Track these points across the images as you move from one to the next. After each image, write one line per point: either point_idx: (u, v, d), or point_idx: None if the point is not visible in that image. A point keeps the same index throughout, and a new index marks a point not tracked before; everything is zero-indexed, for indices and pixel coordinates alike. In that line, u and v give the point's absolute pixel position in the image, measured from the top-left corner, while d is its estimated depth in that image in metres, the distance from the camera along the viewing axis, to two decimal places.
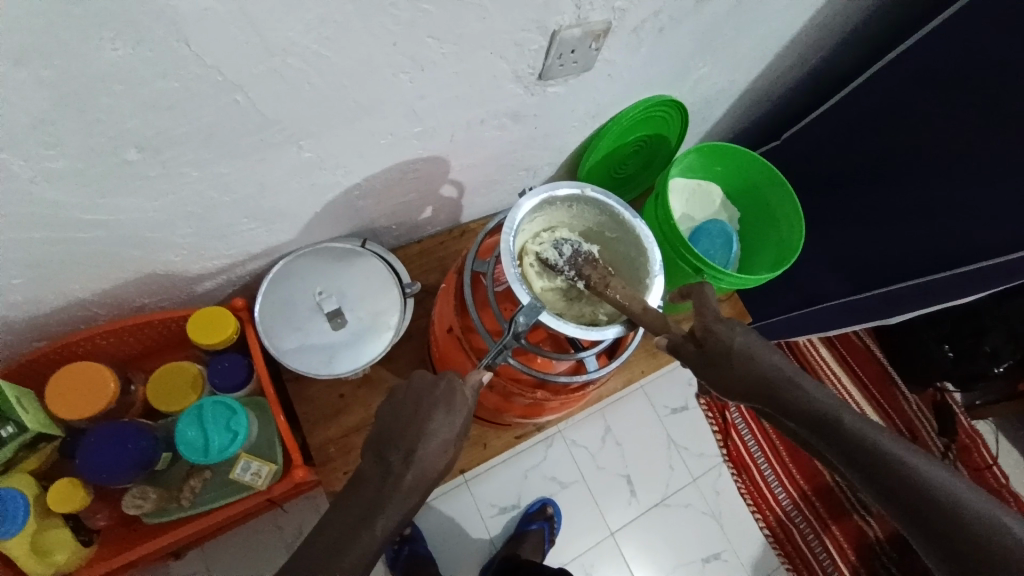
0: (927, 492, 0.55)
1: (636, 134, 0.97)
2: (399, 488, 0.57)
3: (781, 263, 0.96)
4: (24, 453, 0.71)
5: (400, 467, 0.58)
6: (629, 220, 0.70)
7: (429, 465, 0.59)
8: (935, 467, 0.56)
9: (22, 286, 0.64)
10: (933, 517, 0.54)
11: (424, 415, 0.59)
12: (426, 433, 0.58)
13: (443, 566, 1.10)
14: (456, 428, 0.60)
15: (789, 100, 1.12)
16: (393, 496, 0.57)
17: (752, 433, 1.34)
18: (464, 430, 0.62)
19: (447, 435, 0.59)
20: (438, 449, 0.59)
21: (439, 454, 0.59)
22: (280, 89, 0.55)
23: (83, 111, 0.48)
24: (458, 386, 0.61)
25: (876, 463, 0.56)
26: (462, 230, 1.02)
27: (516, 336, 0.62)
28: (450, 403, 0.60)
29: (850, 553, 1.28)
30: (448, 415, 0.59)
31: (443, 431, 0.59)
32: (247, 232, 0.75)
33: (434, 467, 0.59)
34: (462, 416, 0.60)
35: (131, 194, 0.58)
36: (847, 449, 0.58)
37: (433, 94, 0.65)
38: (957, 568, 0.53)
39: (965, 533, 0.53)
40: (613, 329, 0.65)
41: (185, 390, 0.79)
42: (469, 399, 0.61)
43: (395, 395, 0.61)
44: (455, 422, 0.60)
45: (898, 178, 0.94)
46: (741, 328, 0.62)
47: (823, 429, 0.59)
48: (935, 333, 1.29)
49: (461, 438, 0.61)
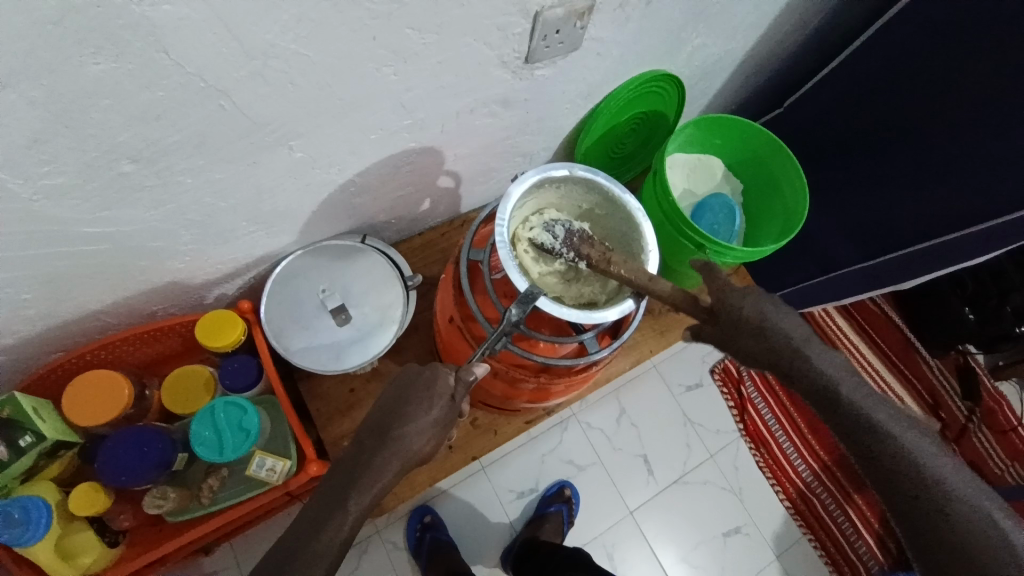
0: (906, 460, 0.59)
1: (631, 111, 0.95)
2: (371, 468, 0.59)
3: (787, 232, 0.93)
4: (44, 461, 0.74)
5: (377, 448, 0.60)
6: (619, 196, 0.68)
7: (409, 448, 0.60)
8: (915, 437, 0.60)
9: (35, 301, 0.66)
10: (905, 484, 0.59)
11: (405, 407, 0.60)
12: (403, 417, 0.60)
13: (465, 551, 1.13)
14: (436, 413, 0.61)
15: (790, 65, 1.09)
16: (364, 472, 0.59)
17: (770, 407, 1.33)
18: (448, 418, 0.62)
19: (426, 421, 0.60)
20: (418, 434, 0.60)
21: (420, 437, 0.60)
22: (264, 91, 0.55)
23: (74, 128, 0.49)
24: (441, 373, 0.63)
25: (867, 433, 0.61)
26: (463, 220, 1.02)
27: (514, 325, 0.61)
28: (430, 390, 0.61)
29: (874, 523, 1.27)
30: (426, 402, 0.61)
31: (424, 416, 0.60)
32: (247, 235, 0.76)
33: (411, 451, 0.60)
34: (440, 403, 0.61)
35: (130, 205, 0.60)
36: (843, 419, 0.62)
37: (419, 85, 0.65)
38: (918, 527, 0.59)
39: (929, 499, 0.58)
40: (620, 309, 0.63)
41: (200, 392, 0.81)
42: (448, 385, 0.62)
43: (388, 388, 0.64)
44: (432, 408, 0.60)
45: (906, 140, 0.91)
46: (752, 294, 0.64)
47: (821, 399, 0.63)
48: (953, 296, 1.25)
49: (446, 426, 0.62)
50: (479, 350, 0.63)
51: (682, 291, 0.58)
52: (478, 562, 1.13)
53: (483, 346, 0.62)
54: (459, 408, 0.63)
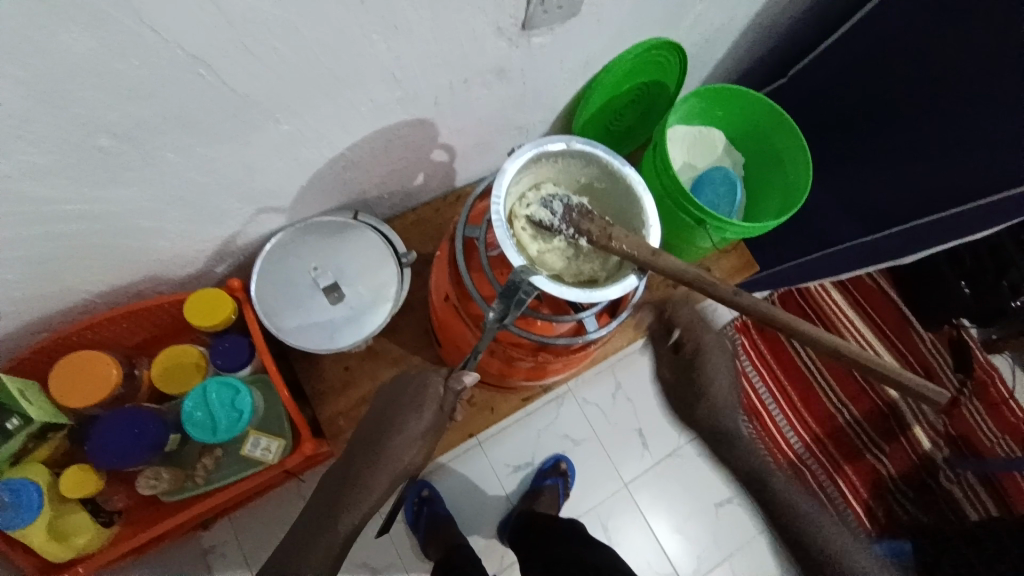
0: None
1: (629, 83, 0.92)
2: (361, 484, 0.61)
3: (788, 208, 0.91)
4: (33, 443, 0.73)
5: (366, 464, 0.62)
6: (618, 168, 0.65)
7: (400, 460, 0.62)
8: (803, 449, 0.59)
9: (19, 283, 0.63)
10: None
11: (395, 421, 0.62)
12: (393, 430, 0.61)
13: (462, 523, 1.14)
14: (426, 423, 0.61)
15: (794, 33, 1.05)
16: (354, 489, 0.61)
17: (764, 380, 1.34)
18: (438, 426, 0.63)
19: (416, 431, 0.61)
20: (409, 446, 0.61)
21: (412, 447, 0.62)
22: (249, 62, 0.52)
23: (53, 103, 0.46)
24: (431, 383, 0.62)
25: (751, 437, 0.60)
26: (457, 194, 0.99)
27: (499, 320, 0.61)
28: (419, 401, 0.62)
29: (863, 492, 1.30)
30: (417, 414, 0.61)
31: (415, 427, 0.61)
32: (236, 213, 0.73)
33: (402, 463, 0.62)
34: (431, 413, 0.62)
35: (113, 183, 0.57)
36: None
37: (410, 55, 0.61)
38: None
39: None
40: (627, 282, 0.62)
41: (191, 372, 0.80)
42: (439, 392, 0.62)
43: (378, 403, 0.65)
44: (422, 419, 0.61)
45: (912, 112, 0.89)
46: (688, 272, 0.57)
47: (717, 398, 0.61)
48: (949, 270, 1.26)
49: (437, 434, 0.63)
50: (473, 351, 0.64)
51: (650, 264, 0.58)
52: (476, 533, 1.15)
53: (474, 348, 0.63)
54: (451, 412, 0.64)
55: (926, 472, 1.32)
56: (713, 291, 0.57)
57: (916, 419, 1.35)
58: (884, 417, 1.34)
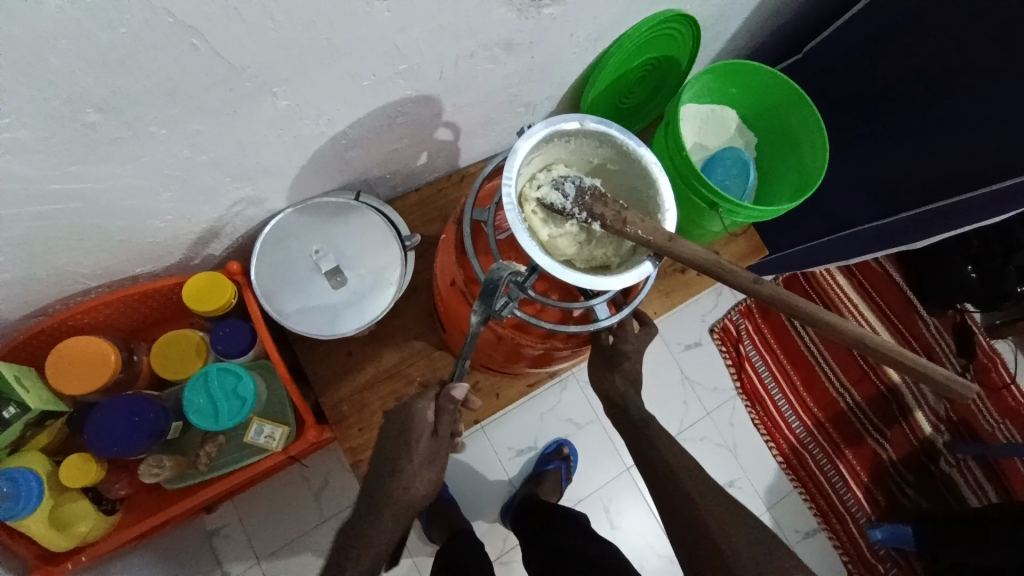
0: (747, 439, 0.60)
1: (641, 58, 0.89)
2: (367, 532, 0.62)
3: (802, 190, 0.89)
4: (32, 431, 0.72)
5: (370, 511, 0.63)
6: (634, 150, 0.63)
7: (404, 496, 0.63)
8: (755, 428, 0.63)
9: (8, 265, 0.61)
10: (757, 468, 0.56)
11: (392, 459, 0.64)
12: (392, 469, 0.63)
13: (465, 506, 1.15)
14: (422, 452, 0.64)
15: (812, 7, 1.01)
16: (362, 538, 0.62)
17: (767, 363, 1.33)
18: (436, 453, 0.65)
19: (413, 463, 0.63)
20: (411, 479, 0.63)
21: (414, 480, 0.64)
22: (241, 30, 0.48)
23: (31, 74, 0.43)
24: (416, 408, 0.65)
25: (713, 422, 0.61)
26: (461, 174, 0.96)
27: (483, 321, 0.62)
28: (409, 432, 0.64)
29: (863, 475, 1.30)
30: (410, 446, 0.63)
31: (412, 461, 0.63)
32: (233, 192, 0.71)
33: (408, 497, 0.63)
34: (421, 439, 0.64)
35: (99, 160, 0.54)
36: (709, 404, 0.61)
37: (415, 25, 0.58)
38: None
39: None
40: (643, 266, 0.60)
41: (191, 358, 0.78)
42: (429, 420, 0.64)
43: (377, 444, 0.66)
44: (416, 449, 0.63)
45: (933, 88, 0.85)
46: (702, 257, 0.56)
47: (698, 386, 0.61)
48: (958, 253, 1.24)
49: (438, 460, 0.65)
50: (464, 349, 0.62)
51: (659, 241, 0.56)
52: (479, 517, 1.15)
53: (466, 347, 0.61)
54: (449, 434, 0.65)
55: (926, 456, 1.32)
56: (729, 278, 0.56)
57: (918, 404, 1.34)
58: (886, 402, 1.34)
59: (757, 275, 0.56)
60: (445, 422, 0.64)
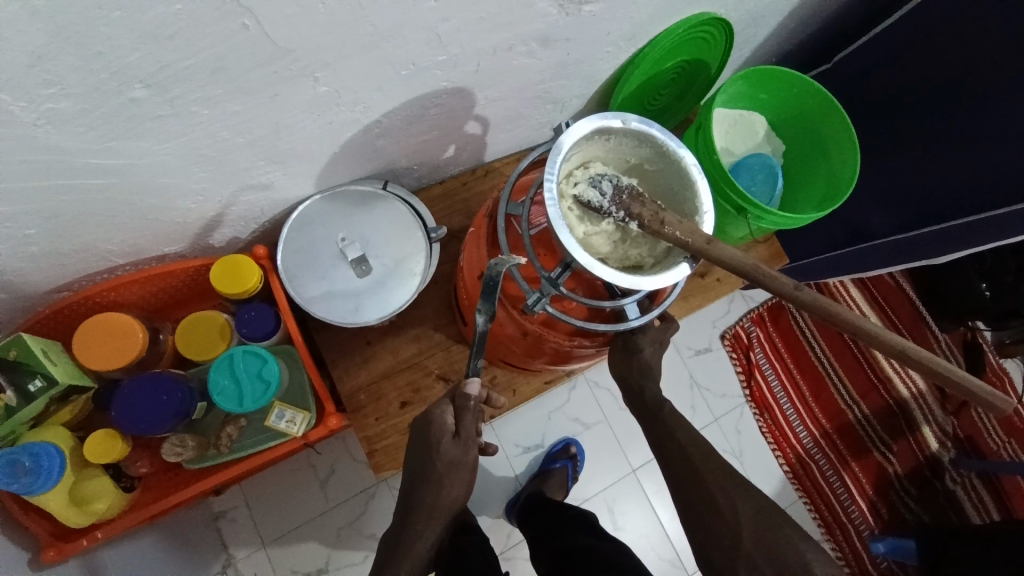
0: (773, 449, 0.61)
1: (674, 59, 0.88)
2: (406, 535, 0.69)
3: (830, 201, 0.89)
4: (55, 406, 0.72)
5: (404, 518, 0.69)
6: (674, 150, 0.62)
7: (440, 498, 0.67)
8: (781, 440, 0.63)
9: (38, 238, 0.61)
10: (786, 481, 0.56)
11: (422, 467, 0.67)
12: (425, 477, 0.67)
13: (470, 501, 1.15)
14: (447, 456, 0.66)
15: (844, 17, 1.00)
16: (404, 537, 0.69)
17: (776, 372, 1.33)
18: (464, 458, 0.66)
19: (442, 468, 0.66)
20: (441, 484, 0.67)
21: (444, 482, 0.67)
22: (291, 11, 0.48)
23: (83, 45, 0.43)
24: (436, 415, 0.66)
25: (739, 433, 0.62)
26: (486, 169, 0.96)
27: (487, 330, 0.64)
28: (430, 437, 0.66)
29: (868, 489, 1.30)
30: (437, 452, 0.65)
31: (439, 465, 0.66)
32: (264, 175, 0.70)
33: (443, 498, 0.67)
34: (445, 440, 0.65)
35: (140, 136, 0.54)
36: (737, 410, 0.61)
37: (458, 14, 0.58)
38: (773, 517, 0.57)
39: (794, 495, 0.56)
40: (682, 266, 0.60)
41: (215, 339, 0.79)
42: (449, 423, 0.66)
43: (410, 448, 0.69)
44: (445, 454, 0.65)
45: (966, 102, 0.85)
46: (742, 260, 0.55)
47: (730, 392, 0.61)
48: (973, 270, 1.22)
49: (465, 464, 0.67)
50: (476, 344, 0.64)
51: (699, 242, 0.56)
52: (483, 512, 1.16)
53: (474, 340, 0.63)
54: (471, 438, 0.67)
55: (930, 471, 1.32)
56: (768, 283, 0.56)
57: (926, 420, 1.34)
58: (894, 416, 1.33)
59: (796, 281, 0.56)
60: (467, 422, 0.66)
